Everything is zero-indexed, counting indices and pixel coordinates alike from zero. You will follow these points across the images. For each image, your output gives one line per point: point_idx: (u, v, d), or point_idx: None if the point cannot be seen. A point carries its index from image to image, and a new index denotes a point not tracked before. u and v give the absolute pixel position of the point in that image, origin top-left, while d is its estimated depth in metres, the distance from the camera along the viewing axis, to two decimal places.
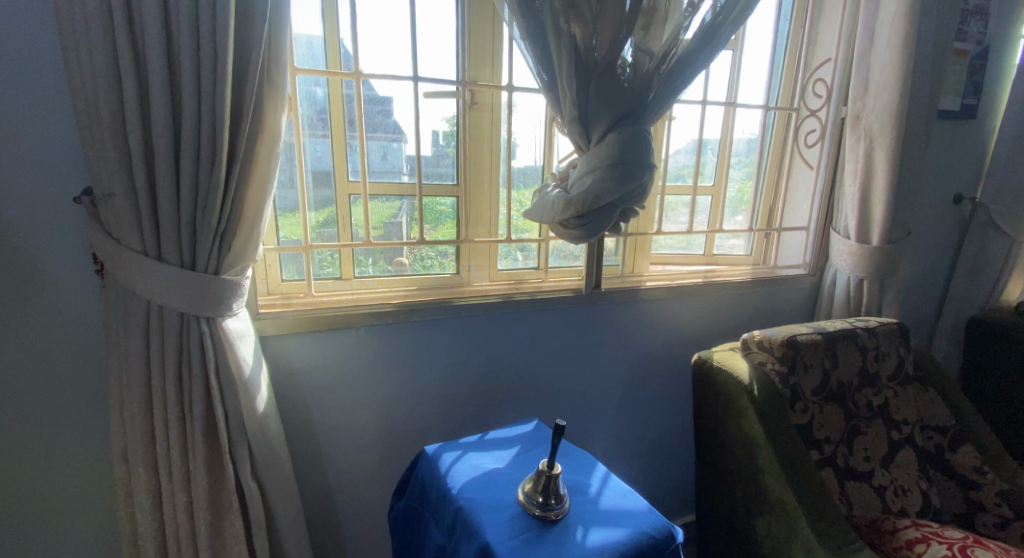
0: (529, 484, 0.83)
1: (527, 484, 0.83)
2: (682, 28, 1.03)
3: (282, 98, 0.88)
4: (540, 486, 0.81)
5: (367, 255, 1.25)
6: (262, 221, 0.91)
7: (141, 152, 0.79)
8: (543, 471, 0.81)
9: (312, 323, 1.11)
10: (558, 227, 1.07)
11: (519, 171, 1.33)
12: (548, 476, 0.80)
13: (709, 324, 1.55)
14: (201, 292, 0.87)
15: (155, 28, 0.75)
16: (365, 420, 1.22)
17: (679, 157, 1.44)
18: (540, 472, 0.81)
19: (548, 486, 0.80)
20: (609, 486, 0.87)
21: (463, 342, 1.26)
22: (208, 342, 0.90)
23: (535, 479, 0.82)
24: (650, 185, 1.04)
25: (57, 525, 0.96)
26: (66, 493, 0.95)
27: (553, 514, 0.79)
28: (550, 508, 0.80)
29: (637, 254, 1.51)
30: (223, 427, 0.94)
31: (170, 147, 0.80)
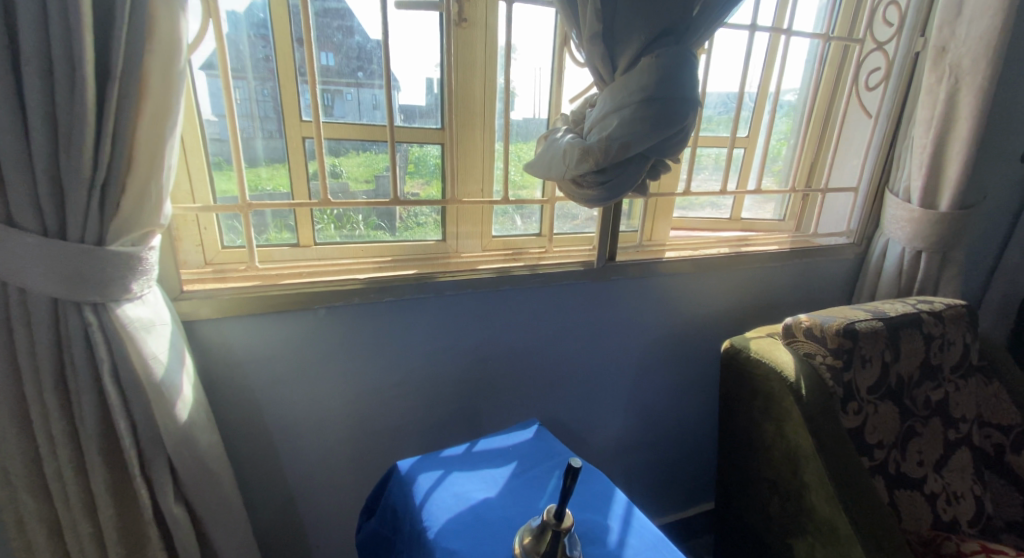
0: (528, 537, 0.62)
1: (526, 535, 0.63)
2: None
3: None
4: (544, 544, 0.60)
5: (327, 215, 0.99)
6: (163, 170, 0.66)
7: None
8: (550, 524, 0.60)
9: (253, 305, 0.86)
10: (570, 186, 0.83)
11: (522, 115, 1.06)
12: (556, 532, 0.60)
13: (736, 302, 1.33)
14: (75, 267, 0.63)
15: None
16: (330, 419, 1.00)
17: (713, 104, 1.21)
18: (545, 523, 0.61)
19: (556, 544, 0.60)
20: (633, 533, 0.67)
21: (449, 326, 1.03)
22: (96, 336, 0.66)
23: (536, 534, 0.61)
24: (691, 133, 0.79)
25: None
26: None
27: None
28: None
29: (657, 218, 1.27)
30: (129, 444, 0.71)
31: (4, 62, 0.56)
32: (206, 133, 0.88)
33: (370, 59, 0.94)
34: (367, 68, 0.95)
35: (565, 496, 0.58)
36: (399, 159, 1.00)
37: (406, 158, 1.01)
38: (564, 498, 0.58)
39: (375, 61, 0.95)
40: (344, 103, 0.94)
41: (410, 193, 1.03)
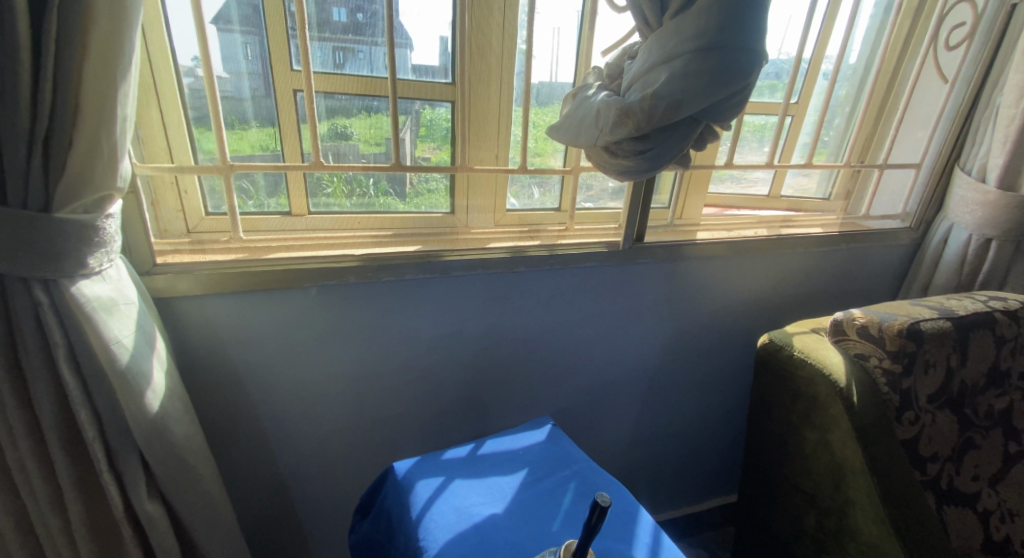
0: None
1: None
2: None
3: None
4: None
5: (322, 180, 0.87)
6: (116, 123, 0.54)
7: None
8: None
9: (235, 282, 0.76)
10: (601, 154, 0.71)
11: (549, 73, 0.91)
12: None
13: (772, 289, 1.21)
14: (19, 237, 0.53)
15: None
16: (325, 407, 0.92)
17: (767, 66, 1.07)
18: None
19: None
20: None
21: (456, 310, 0.93)
22: (49, 317, 0.57)
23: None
24: (751, 93, 0.66)
25: None
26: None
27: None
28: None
29: (689, 194, 1.13)
30: (91, 439, 0.63)
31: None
32: (183, 84, 0.77)
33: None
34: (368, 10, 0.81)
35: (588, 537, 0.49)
36: (410, 125, 0.89)
37: (417, 121, 0.89)
38: (588, 539, 0.49)
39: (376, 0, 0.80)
40: (356, 62, 0.83)
41: (421, 157, 0.92)
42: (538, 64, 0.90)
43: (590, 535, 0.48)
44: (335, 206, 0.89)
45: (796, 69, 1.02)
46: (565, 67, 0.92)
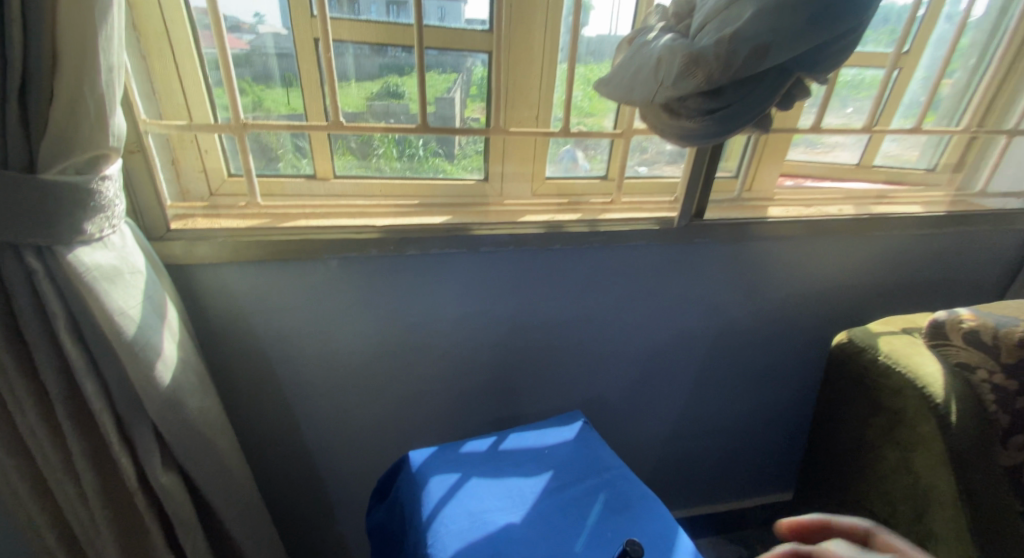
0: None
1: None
2: None
3: None
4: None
5: (375, 143, 0.81)
6: (99, 73, 0.48)
7: None
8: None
9: (252, 252, 0.71)
10: (659, 113, 0.59)
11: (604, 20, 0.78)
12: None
13: (850, 276, 1.05)
14: (6, 200, 0.48)
15: None
16: (347, 383, 0.88)
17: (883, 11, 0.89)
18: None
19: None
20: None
21: (487, 288, 0.86)
22: (45, 286, 0.53)
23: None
24: (850, 48, 0.55)
25: None
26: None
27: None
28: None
29: (763, 163, 0.97)
30: (100, 409, 0.60)
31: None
32: (196, 31, 0.69)
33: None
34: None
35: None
36: (460, 83, 0.80)
37: (469, 80, 0.81)
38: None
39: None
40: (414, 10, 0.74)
41: (470, 118, 0.82)
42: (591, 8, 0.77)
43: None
44: (385, 170, 0.83)
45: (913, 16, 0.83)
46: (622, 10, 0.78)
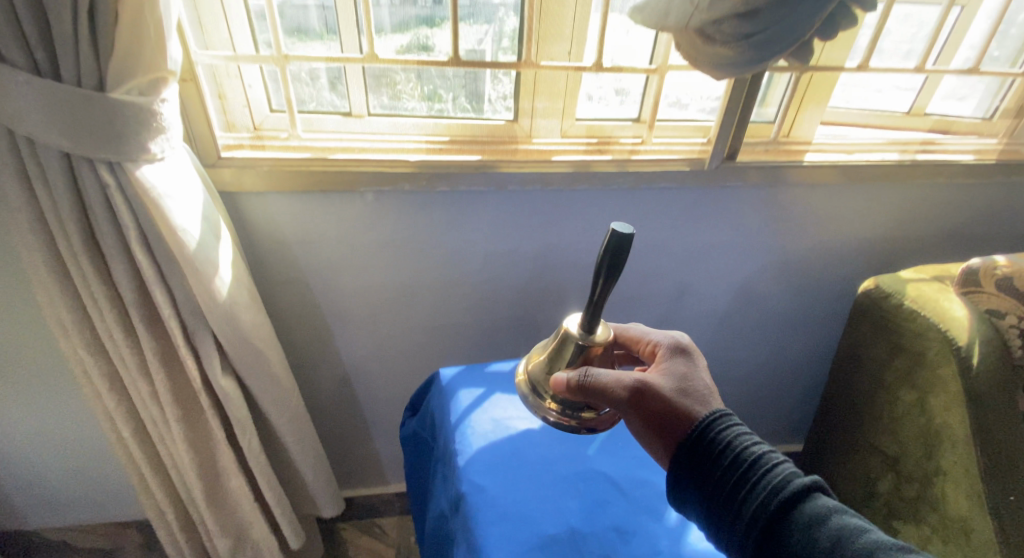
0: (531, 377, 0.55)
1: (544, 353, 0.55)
2: None
3: None
4: (568, 361, 0.52)
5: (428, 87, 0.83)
6: None
7: None
8: (575, 341, 0.51)
9: (296, 180, 0.76)
10: (693, 42, 0.57)
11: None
12: (580, 348, 0.51)
13: (881, 225, 1.04)
14: (76, 114, 0.51)
15: None
16: (381, 311, 0.94)
17: None
18: (568, 338, 0.51)
19: (582, 361, 0.51)
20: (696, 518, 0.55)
21: (516, 224, 0.89)
22: (117, 198, 0.57)
23: (547, 371, 0.53)
24: None
25: (46, 375, 0.86)
26: (28, 341, 0.82)
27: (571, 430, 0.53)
28: (576, 415, 0.52)
29: (804, 106, 0.93)
30: (168, 316, 0.67)
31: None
32: None
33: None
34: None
35: (594, 305, 0.49)
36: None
37: (500, 32, 0.80)
38: (597, 300, 0.48)
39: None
40: None
41: (501, 50, 0.82)
42: None
43: (598, 297, 0.48)
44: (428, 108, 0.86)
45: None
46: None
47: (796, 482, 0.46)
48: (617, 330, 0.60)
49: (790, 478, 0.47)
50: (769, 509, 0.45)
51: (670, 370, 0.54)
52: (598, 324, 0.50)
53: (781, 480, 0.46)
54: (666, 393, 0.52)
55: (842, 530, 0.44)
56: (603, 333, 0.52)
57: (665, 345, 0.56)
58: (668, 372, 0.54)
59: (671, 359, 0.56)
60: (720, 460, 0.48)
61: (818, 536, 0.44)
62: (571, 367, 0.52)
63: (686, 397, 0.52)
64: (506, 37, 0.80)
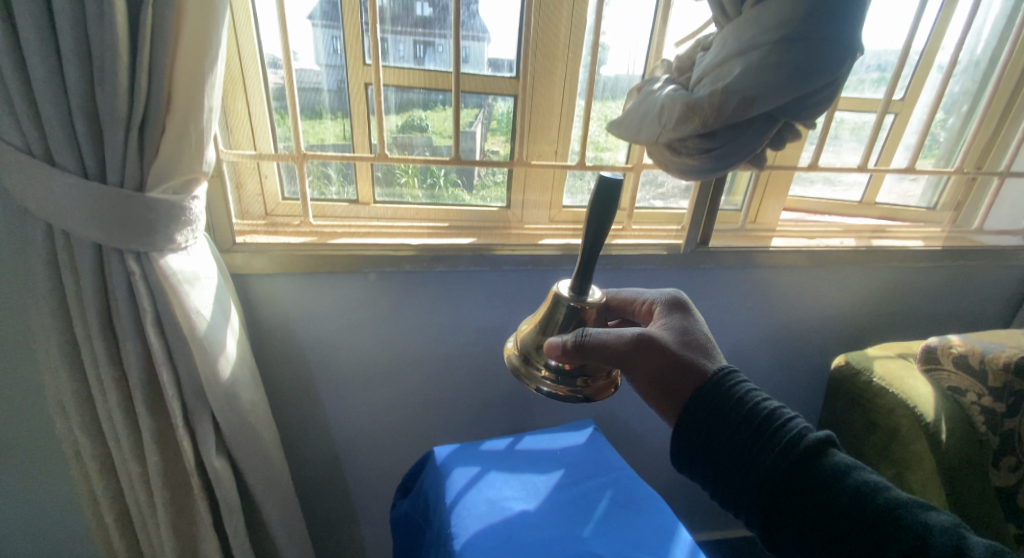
0: (520, 350, 0.55)
1: (531, 323, 0.56)
2: None
3: None
4: (558, 326, 0.53)
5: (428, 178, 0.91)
6: (202, 112, 0.56)
7: None
8: (567, 302, 0.52)
9: (303, 263, 0.81)
10: (663, 151, 0.67)
11: (608, 80, 0.88)
12: (571, 310, 0.52)
13: (848, 303, 1.11)
14: (113, 210, 0.56)
15: None
16: (377, 387, 0.96)
17: (879, 66, 0.95)
18: (560, 302, 0.52)
19: (575, 323, 0.52)
20: None
21: (508, 303, 0.94)
22: (140, 286, 0.61)
23: (538, 339, 0.54)
24: (845, 78, 0.58)
25: (29, 459, 0.84)
26: (19, 426, 0.81)
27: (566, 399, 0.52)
28: (570, 383, 0.52)
29: (767, 197, 1.03)
30: (171, 397, 0.69)
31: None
32: (267, 82, 0.78)
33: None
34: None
35: (586, 263, 0.50)
36: (480, 102, 0.87)
37: (490, 113, 0.88)
38: (588, 253, 0.50)
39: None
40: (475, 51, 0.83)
41: (491, 149, 0.90)
42: (612, 54, 0.86)
43: (588, 253, 0.50)
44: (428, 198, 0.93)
45: (903, 61, 0.89)
46: (636, 51, 0.87)
47: (810, 435, 0.53)
48: (612, 296, 0.66)
49: (804, 432, 0.53)
50: (788, 457, 0.52)
51: (665, 325, 0.60)
52: (588, 287, 0.52)
53: (796, 433, 0.53)
54: (665, 343, 0.57)
55: (851, 477, 0.51)
56: (593, 293, 0.54)
57: (660, 302, 0.63)
58: (665, 327, 0.60)
59: (666, 315, 0.62)
60: (738, 410, 0.54)
61: (828, 480, 0.51)
62: (563, 332, 0.52)
63: (683, 348, 0.58)
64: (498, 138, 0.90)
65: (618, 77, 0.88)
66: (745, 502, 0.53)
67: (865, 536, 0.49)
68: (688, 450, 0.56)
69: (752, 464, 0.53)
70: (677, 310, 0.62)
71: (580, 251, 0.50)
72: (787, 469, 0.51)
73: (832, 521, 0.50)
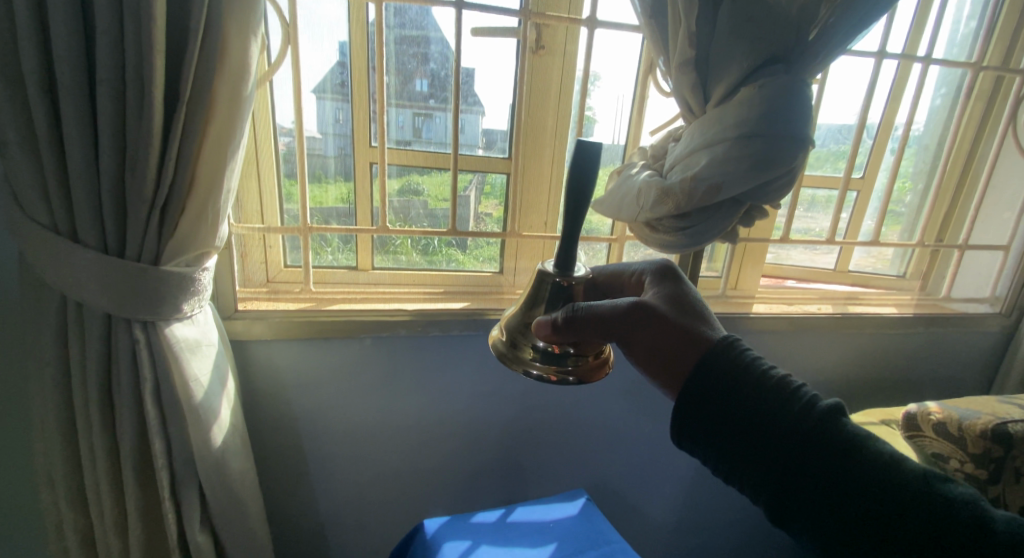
0: (507, 335, 0.55)
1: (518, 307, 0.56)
2: None
3: (260, 15, 0.57)
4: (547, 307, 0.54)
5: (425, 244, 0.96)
6: (221, 193, 0.61)
7: (43, 94, 0.53)
8: (554, 281, 0.53)
9: (301, 329, 0.83)
10: (643, 228, 0.73)
11: None
12: (558, 287, 0.53)
13: (832, 369, 1.14)
14: (129, 283, 0.59)
15: None
16: (367, 454, 0.95)
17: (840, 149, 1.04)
18: (547, 282, 0.54)
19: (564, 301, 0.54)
20: None
21: (499, 369, 0.96)
22: (143, 355, 0.63)
23: (525, 321, 0.54)
24: (801, 168, 0.65)
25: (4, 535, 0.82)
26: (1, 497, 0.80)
27: (558, 382, 0.51)
28: (560, 364, 0.52)
29: (745, 266, 1.09)
30: (160, 468, 0.68)
31: (42, 49, 0.52)
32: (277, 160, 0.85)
33: (426, 30, 0.83)
34: (438, 59, 0.85)
35: (569, 240, 0.52)
36: (474, 181, 0.93)
37: (484, 180, 0.94)
38: (572, 228, 0.51)
39: (445, 68, 0.86)
40: (471, 132, 0.90)
41: (484, 213, 0.96)
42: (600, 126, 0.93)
43: (572, 228, 0.51)
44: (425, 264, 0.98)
45: (858, 138, 0.98)
46: (619, 122, 0.94)
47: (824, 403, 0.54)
48: (602, 273, 0.69)
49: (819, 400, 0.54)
50: (804, 417, 0.52)
51: (659, 294, 0.62)
52: (573, 265, 0.54)
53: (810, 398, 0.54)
54: (661, 308, 0.59)
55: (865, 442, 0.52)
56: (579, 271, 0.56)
57: (651, 274, 0.65)
58: (659, 295, 0.62)
59: (659, 284, 0.64)
60: (748, 374, 0.55)
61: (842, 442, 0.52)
62: (552, 311, 0.53)
63: (680, 313, 0.60)
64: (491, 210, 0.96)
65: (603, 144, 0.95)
66: (766, 475, 0.53)
67: (883, 499, 0.49)
68: (699, 414, 0.55)
69: (774, 441, 0.52)
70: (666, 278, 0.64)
71: (565, 223, 0.51)
72: (803, 428, 0.52)
73: (862, 494, 0.50)
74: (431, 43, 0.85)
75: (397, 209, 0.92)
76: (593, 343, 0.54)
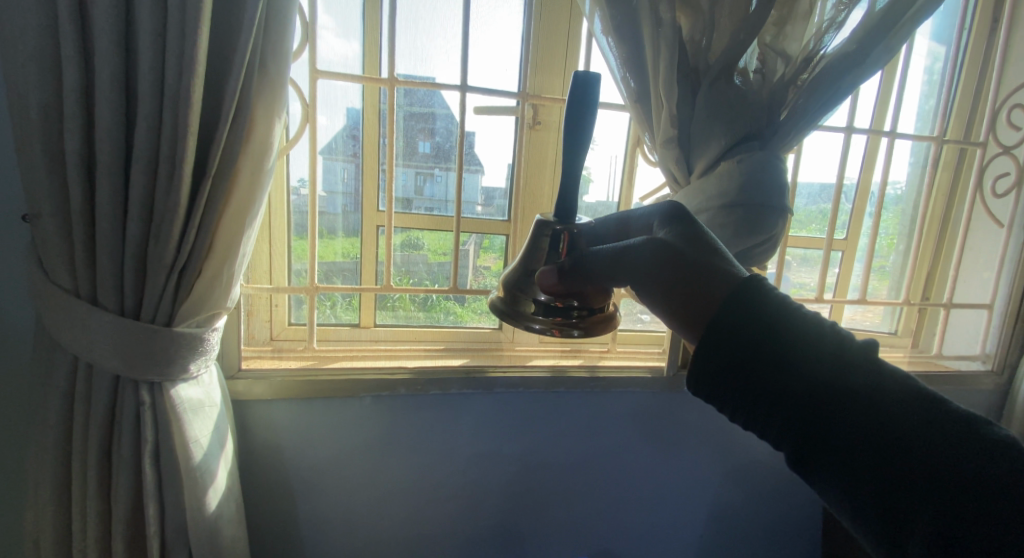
0: (505, 293, 0.49)
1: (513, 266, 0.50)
2: (828, 29, 0.70)
3: (283, 100, 0.63)
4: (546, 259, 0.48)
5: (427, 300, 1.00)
6: (237, 258, 0.65)
7: (78, 169, 0.58)
8: (553, 229, 0.48)
9: (302, 388, 0.84)
10: None
11: (587, 207, 1.00)
12: (558, 236, 0.48)
13: None
14: (142, 344, 0.61)
15: (107, 19, 0.55)
16: (362, 518, 0.93)
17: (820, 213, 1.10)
18: (546, 231, 0.48)
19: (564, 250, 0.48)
20: None
21: (498, 428, 0.96)
22: (147, 416, 0.64)
23: (524, 276, 0.48)
24: (782, 234, 0.69)
25: None
26: None
27: (562, 336, 0.46)
28: (564, 317, 0.46)
29: None
30: (153, 533, 0.67)
31: (83, 132, 0.57)
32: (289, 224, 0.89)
33: (433, 108, 0.90)
34: (442, 133, 0.92)
35: (569, 180, 0.47)
36: (474, 242, 0.98)
37: (484, 240, 0.99)
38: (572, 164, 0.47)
39: (449, 142, 0.93)
40: (472, 196, 0.96)
41: (483, 266, 0.99)
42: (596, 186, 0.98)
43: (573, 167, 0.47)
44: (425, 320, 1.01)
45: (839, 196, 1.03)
46: (611, 180, 0.99)
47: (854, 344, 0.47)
48: (604, 226, 0.60)
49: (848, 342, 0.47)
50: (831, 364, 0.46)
51: (669, 237, 0.54)
52: (574, 211, 0.49)
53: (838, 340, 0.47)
54: (672, 250, 0.52)
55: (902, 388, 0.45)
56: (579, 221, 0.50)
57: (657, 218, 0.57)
58: (670, 238, 0.54)
59: (668, 226, 0.56)
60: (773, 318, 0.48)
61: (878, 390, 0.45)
62: (552, 261, 0.47)
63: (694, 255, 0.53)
64: (490, 267, 1.00)
65: (597, 203, 1.00)
66: (811, 453, 0.46)
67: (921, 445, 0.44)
68: (716, 368, 0.49)
69: (810, 411, 0.46)
70: (679, 220, 0.56)
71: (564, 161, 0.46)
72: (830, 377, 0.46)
73: (897, 444, 0.44)
74: (437, 119, 0.92)
75: (399, 264, 0.95)
76: (601, 293, 0.49)
